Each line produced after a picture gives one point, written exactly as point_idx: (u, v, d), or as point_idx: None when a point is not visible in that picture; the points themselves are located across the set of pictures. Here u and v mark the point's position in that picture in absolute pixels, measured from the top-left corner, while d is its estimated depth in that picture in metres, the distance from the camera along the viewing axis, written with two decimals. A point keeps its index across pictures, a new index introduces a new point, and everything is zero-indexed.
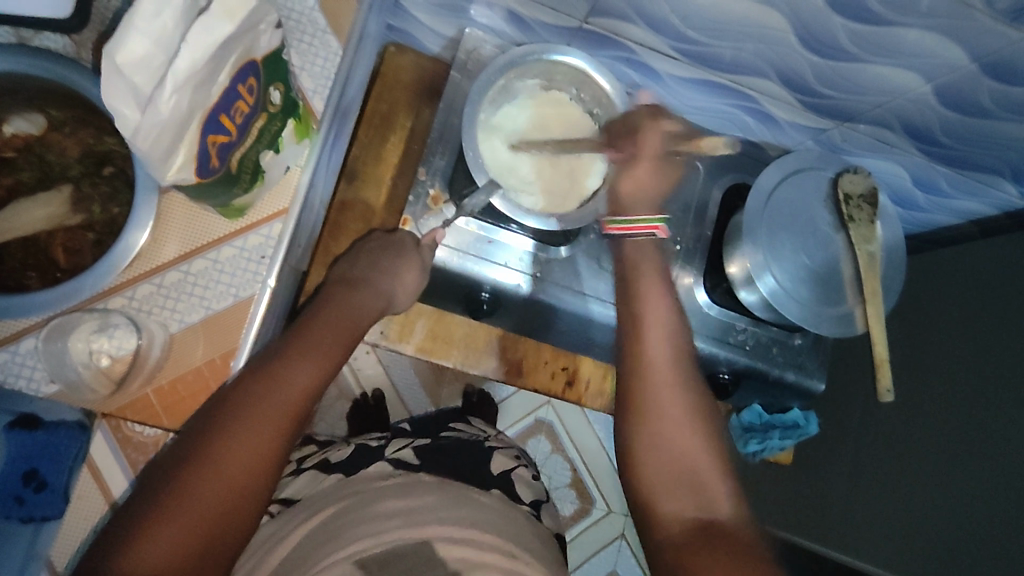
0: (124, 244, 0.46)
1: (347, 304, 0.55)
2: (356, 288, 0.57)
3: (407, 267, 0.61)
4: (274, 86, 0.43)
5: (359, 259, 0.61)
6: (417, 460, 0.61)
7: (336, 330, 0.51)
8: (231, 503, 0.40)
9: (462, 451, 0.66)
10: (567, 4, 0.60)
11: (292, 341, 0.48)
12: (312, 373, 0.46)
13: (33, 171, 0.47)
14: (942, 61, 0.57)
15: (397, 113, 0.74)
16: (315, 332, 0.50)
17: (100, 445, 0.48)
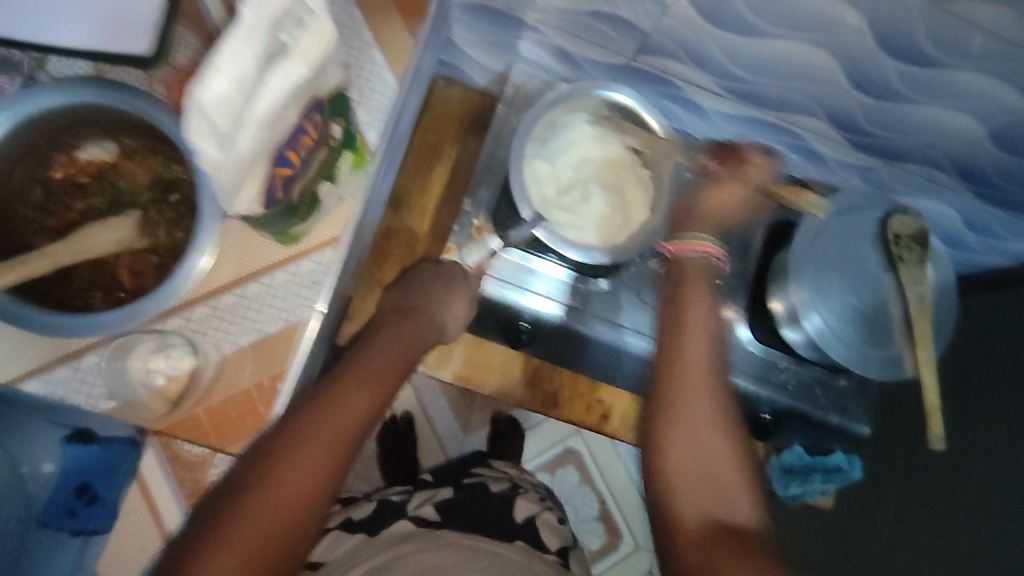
0: (187, 266, 0.48)
1: (399, 338, 0.56)
2: (409, 317, 0.60)
3: (458, 297, 0.64)
4: (334, 120, 0.45)
5: (411, 287, 0.65)
6: (438, 519, 0.61)
7: (387, 362, 0.53)
8: (288, 526, 0.40)
9: (485, 504, 0.65)
10: (615, 42, 0.61)
11: (347, 373, 0.49)
12: (364, 403, 0.48)
13: (104, 197, 0.49)
14: (997, 104, 0.56)
15: (443, 143, 0.75)
16: (369, 365, 0.51)
17: (151, 461, 0.50)
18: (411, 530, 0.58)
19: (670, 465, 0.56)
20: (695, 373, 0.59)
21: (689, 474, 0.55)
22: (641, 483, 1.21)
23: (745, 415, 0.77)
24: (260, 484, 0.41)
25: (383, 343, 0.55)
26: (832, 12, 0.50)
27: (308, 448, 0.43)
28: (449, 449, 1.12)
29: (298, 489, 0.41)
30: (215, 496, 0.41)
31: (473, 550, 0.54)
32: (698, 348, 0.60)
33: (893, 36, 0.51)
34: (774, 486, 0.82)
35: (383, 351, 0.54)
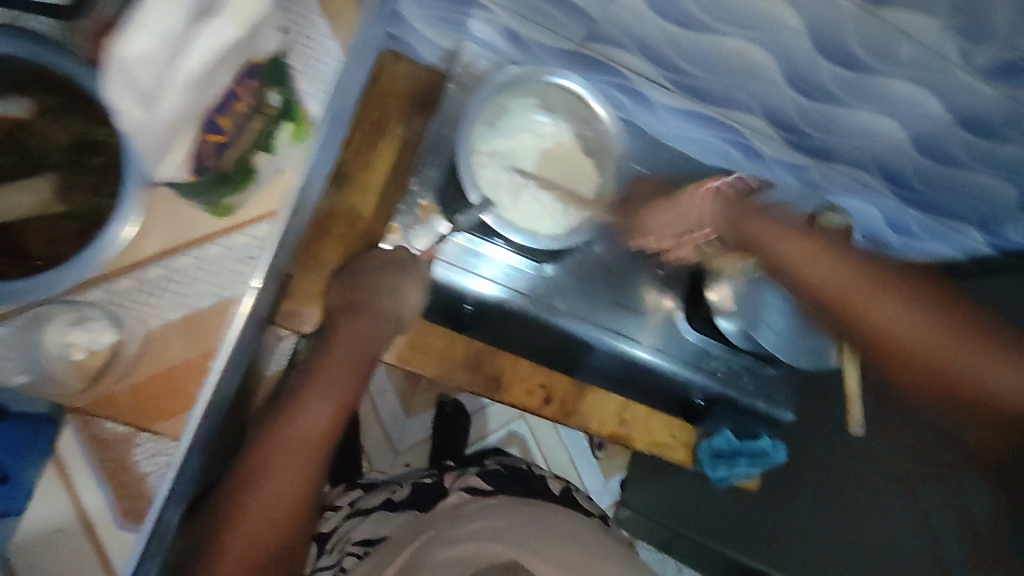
0: (105, 236, 0.44)
1: (353, 342, 0.62)
2: (360, 316, 0.63)
3: (410, 286, 0.64)
4: (273, 88, 0.43)
5: (359, 279, 0.65)
6: (488, 486, 0.70)
7: (348, 356, 0.61)
8: (274, 526, 0.54)
9: (520, 478, 0.74)
10: (566, 28, 0.61)
11: (304, 388, 0.59)
12: (323, 413, 0.58)
13: (16, 158, 0.46)
14: (920, 111, 0.60)
15: (388, 121, 0.74)
16: (326, 377, 0.60)
17: (68, 441, 0.47)
18: (463, 501, 0.66)
19: (891, 331, 0.57)
20: (837, 279, 0.60)
21: (959, 372, 0.56)
22: (580, 466, 1.24)
23: (679, 402, 0.80)
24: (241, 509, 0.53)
25: (341, 348, 0.62)
26: (773, 11, 0.52)
27: (274, 468, 0.54)
28: (390, 432, 1.12)
29: (267, 520, 0.53)
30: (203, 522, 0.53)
31: (525, 510, 0.61)
32: (828, 273, 0.60)
33: (829, 39, 0.53)
34: (704, 469, 0.84)
35: (337, 358, 0.61)
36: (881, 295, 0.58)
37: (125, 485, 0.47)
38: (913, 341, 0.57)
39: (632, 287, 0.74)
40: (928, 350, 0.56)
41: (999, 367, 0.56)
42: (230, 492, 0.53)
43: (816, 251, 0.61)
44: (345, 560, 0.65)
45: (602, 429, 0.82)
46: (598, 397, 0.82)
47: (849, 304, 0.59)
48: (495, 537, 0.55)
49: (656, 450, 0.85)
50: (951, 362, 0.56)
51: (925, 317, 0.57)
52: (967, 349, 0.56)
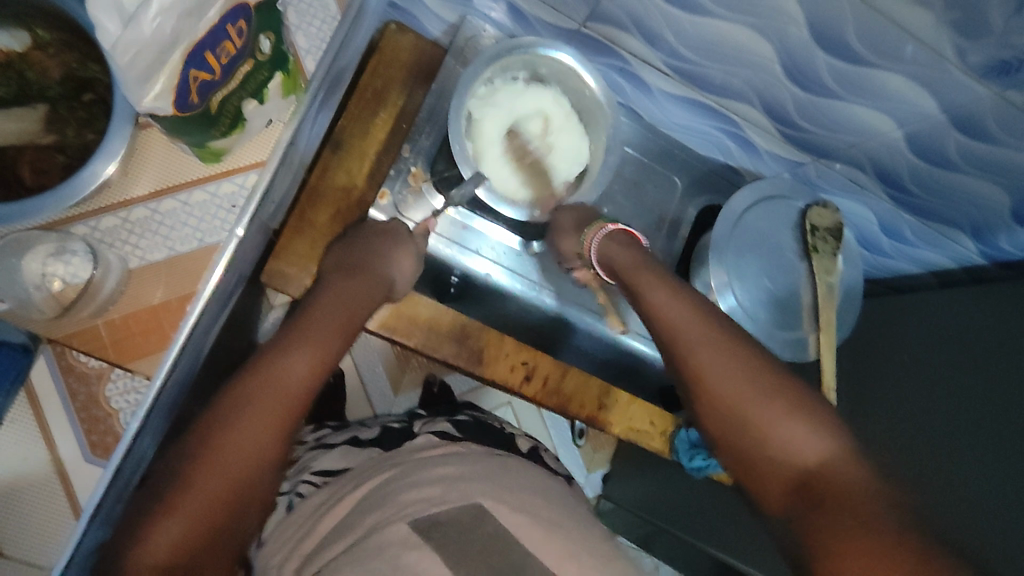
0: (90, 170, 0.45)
1: (344, 299, 0.60)
2: (353, 275, 0.62)
3: (403, 253, 0.64)
4: (264, 34, 0.44)
5: (353, 241, 0.64)
6: (457, 434, 0.69)
7: (337, 310, 0.59)
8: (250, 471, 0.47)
9: (489, 429, 0.74)
10: (568, 5, 0.61)
11: (291, 336, 0.55)
12: (311, 361, 0.54)
13: (10, 87, 0.46)
14: (914, 108, 0.60)
15: (390, 90, 0.73)
16: (312, 327, 0.56)
17: (41, 366, 0.50)
18: (431, 442, 0.64)
19: (714, 388, 0.55)
20: (685, 328, 0.58)
21: (720, 421, 0.55)
22: (564, 457, 1.24)
23: (660, 390, 0.81)
24: (212, 449, 0.46)
25: (329, 304, 0.59)
26: None
27: (256, 409, 0.49)
28: (376, 408, 1.13)
29: (245, 462, 0.47)
30: (160, 473, 0.46)
31: (495, 460, 0.59)
32: (682, 313, 0.59)
33: (825, 27, 0.53)
34: (680, 458, 0.84)
35: (324, 316, 0.58)
36: (721, 350, 0.56)
37: (94, 417, 0.50)
38: (750, 406, 0.53)
39: None
40: (732, 394, 0.54)
41: (806, 432, 0.51)
42: (199, 432, 0.47)
43: (639, 264, 0.64)
44: (299, 488, 0.63)
45: (582, 412, 0.82)
46: (580, 378, 0.81)
47: (732, 400, 0.54)
48: (462, 486, 0.52)
49: (633, 436, 0.85)
50: (758, 414, 0.53)
51: (752, 377, 0.54)
52: (782, 416, 0.52)
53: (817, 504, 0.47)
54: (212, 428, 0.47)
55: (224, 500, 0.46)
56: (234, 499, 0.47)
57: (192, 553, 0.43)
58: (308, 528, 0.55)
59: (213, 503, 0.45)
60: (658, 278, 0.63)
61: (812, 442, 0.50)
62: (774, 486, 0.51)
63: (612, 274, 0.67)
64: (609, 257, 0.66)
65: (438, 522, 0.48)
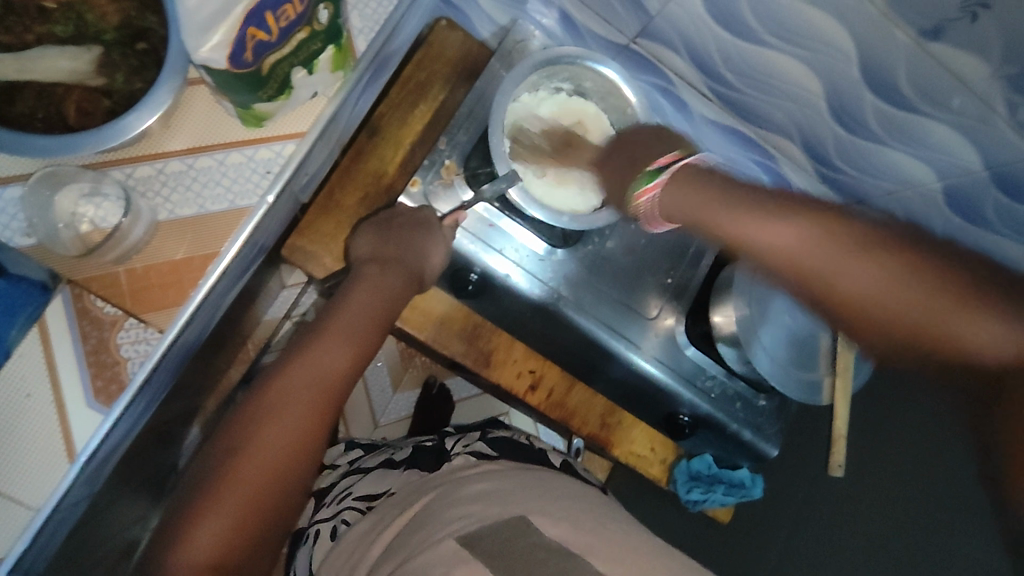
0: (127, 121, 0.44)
1: (373, 295, 0.60)
2: (387, 270, 0.62)
3: (435, 248, 0.64)
4: (323, 5, 0.44)
5: (389, 237, 0.64)
6: (493, 452, 0.71)
7: (369, 303, 0.59)
8: (288, 467, 0.48)
9: (517, 446, 0.75)
10: (620, 18, 0.62)
11: (325, 331, 0.55)
12: (342, 357, 0.54)
13: (68, 27, 0.46)
14: (957, 161, 0.59)
15: (432, 84, 0.74)
16: (346, 321, 0.56)
17: (56, 309, 0.48)
18: (470, 463, 0.67)
19: (853, 288, 0.46)
20: (810, 258, 0.48)
21: (893, 341, 0.46)
22: None
23: (664, 417, 0.79)
24: (246, 449, 0.47)
25: (363, 299, 0.59)
26: (827, 31, 0.52)
27: (285, 409, 0.49)
28: (375, 402, 1.12)
29: (281, 459, 0.48)
30: (202, 473, 0.48)
31: (534, 475, 0.61)
32: (786, 236, 0.49)
33: (877, 69, 0.53)
34: (677, 489, 0.84)
35: (360, 308, 0.58)
36: (859, 254, 0.46)
37: (102, 364, 0.48)
38: (877, 296, 0.45)
39: (640, 290, 0.74)
40: (903, 312, 0.44)
41: (990, 323, 0.42)
42: (239, 430, 0.48)
43: (718, 198, 0.55)
44: (345, 514, 0.66)
45: (582, 429, 0.81)
46: (585, 395, 0.82)
47: (850, 300, 0.47)
48: (500, 501, 0.53)
49: (632, 461, 0.84)
50: (934, 316, 0.44)
51: (896, 263, 0.45)
52: (960, 311, 0.43)
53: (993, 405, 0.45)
54: (251, 427, 0.48)
55: (260, 498, 0.47)
56: (270, 498, 0.47)
57: (232, 548, 0.45)
58: (356, 559, 0.56)
59: (249, 501, 0.46)
60: (744, 201, 0.53)
61: (956, 319, 0.43)
62: (949, 366, 0.45)
63: (669, 221, 0.60)
64: (680, 203, 0.58)
65: (479, 535, 0.48)
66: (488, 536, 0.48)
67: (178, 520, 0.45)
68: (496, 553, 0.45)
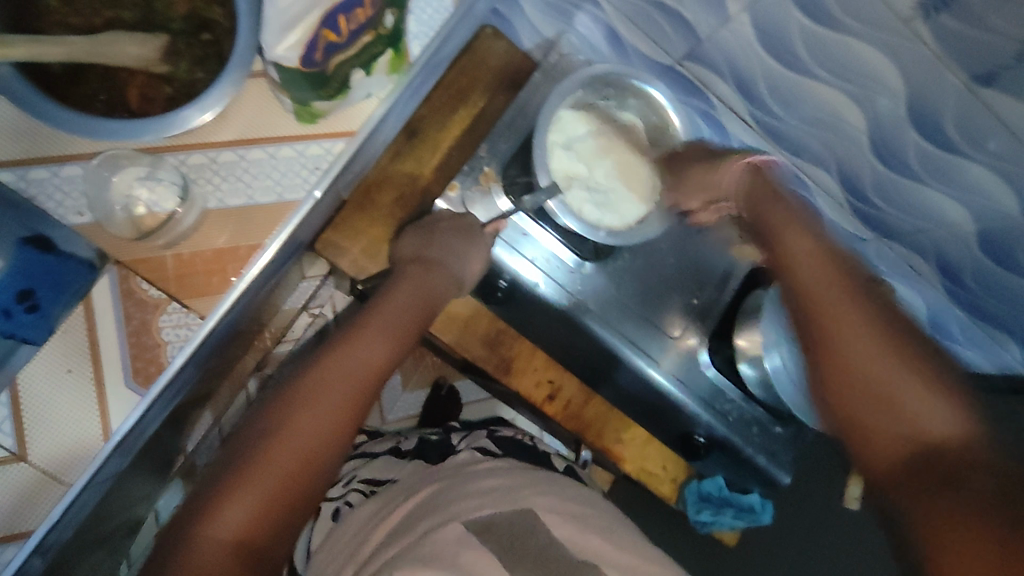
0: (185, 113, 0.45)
1: (414, 297, 0.60)
2: (428, 271, 0.63)
3: (475, 256, 0.65)
4: (390, 10, 0.45)
5: (432, 239, 0.65)
6: (499, 450, 0.71)
7: (408, 302, 0.59)
8: (323, 453, 0.48)
9: (522, 445, 0.75)
10: (668, 40, 0.63)
11: (366, 324, 0.55)
12: (381, 351, 0.54)
13: (135, 14, 0.47)
14: (995, 205, 0.59)
15: (473, 90, 0.74)
16: (384, 316, 0.57)
17: (103, 288, 0.50)
18: (475, 458, 0.67)
19: (851, 347, 0.48)
20: (827, 293, 0.51)
21: (855, 397, 0.47)
22: None
23: (679, 436, 0.80)
24: (282, 430, 0.47)
25: (404, 297, 0.60)
26: (878, 68, 0.52)
27: (323, 395, 0.49)
28: (384, 399, 1.13)
29: (315, 443, 0.47)
30: (235, 449, 0.47)
31: (539, 474, 0.61)
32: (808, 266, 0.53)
33: (924, 108, 0.54)
34: (687, 508, 0.84)
35: (400, 306, 0.58)
36: (857, 314, 0.49)
37: (143, 345, 0.51)
38: (846, 324, 0.49)
39: (664, 308, 0.74)
40: (874, 373, 0.46)
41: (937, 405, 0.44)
42: (277, 411, 0.48)
43: (776, 200, 0.58)
44: (351, 496, 0.67)
45: (598, 441, 0.82)
46: (602, 408, 0.82)
47: (826, 315, 0.50)
48: (507, 496, 0.54)
49: (644, 477, 0.84)
50: (893, 385, 0.45)
51: (895, 343, 0.47)
52: (919, 390, 0.45)
53: (914, 489, 0.42)
54: (290, 408, 0.48)
55: (292, 480, 0.46)
56: (302, 481, 0.46)
57: (263, 526, 0.44)
58: (359, 542, 0.56)
59: (281, 481, 0.45)
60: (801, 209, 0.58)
61: (908, 410, 0.44)
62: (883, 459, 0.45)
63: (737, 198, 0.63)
64: (748, 187, 0.61)
65: (490, 525, 0.49)
66: (497, 525, 0.49)
67: (208, 493, 0.44)
68: (507, 544, 0.47)
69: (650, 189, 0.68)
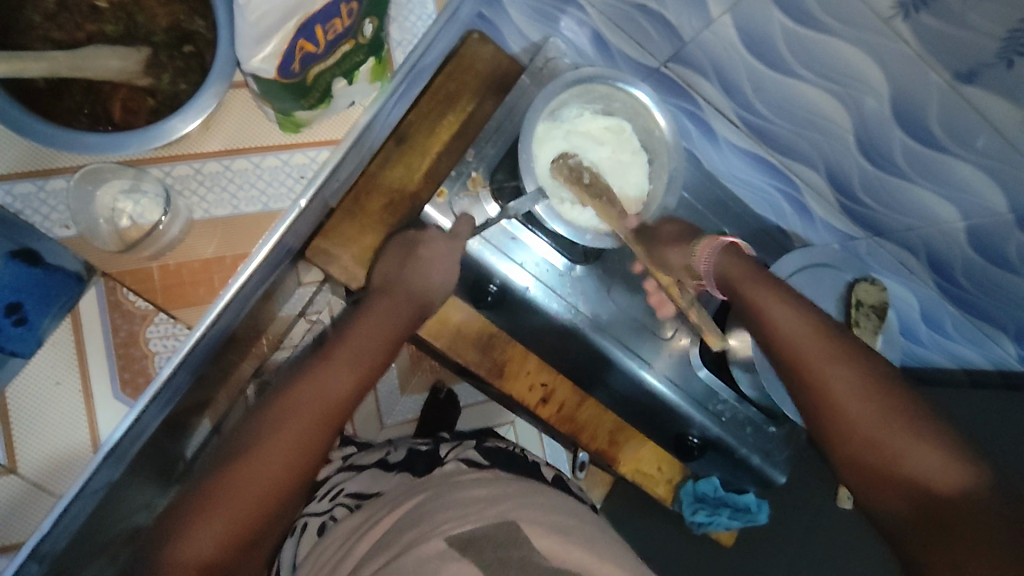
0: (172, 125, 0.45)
1: (380, 326, 0.61)
2: (393, 300, 0.64)
3: (439, 274, 0.65)
4: (369, 19, 0.45)
5: (396, 268, 0.66)
6: (486, 462, 0.71)
7: (373, 332, 0.61)
8: (282, 484, 0.49)
9: (510, 457, 0.76)
10: (653, 42, 0.63)
11: (330, 358, 0.57)
12: (345, 382, 0.56)
13: (118, 27, 0.48)
14: (982, 202, 0.59)
15: (462, 95, 0.75)
16: (347, 349, 0.58)
17: (90, 300, 0.50)
18: (461, 469, 0.67)
19: (839, 393, 0.52)
20: (811, 350, 0.55)
21: (846, 451, 0.51)
22: None
23: (672, 437, 0.80)
24: (243, 461, 0.48)
25: (369, 327, 0.61)
26: (860, 67, 0.52)
27: (286, 427, 0.51)
28: (382, 404, 1.13)
29: (274, 474, 0.48)
30: (201, 477, 0.48)
31: (523, 484, 0.61)
32: (793, 323, 0.57)
33: (908, 107, 0.54)
34: (682, 509, 0.85)
35: (366, 336, 0.60)
36: (844, 361, 0.53)
37: (131, 357, 0.50)
38: (828, 376, 0.53)
39: (655, 311, 0.74)
40: (862, 420, 0.50)
41: (929, 452, 0.46)
42: (239, 443, 0.49)
43: (757, 282, 0.61)
44: (335, 511, 0.67)
45: (591, 444, 0.82)
46: (595, 411, 0.82)
47: (810, 367, 0.54)
48: (493, 506, 0.54)
49: (638, 477, 0.85)
50: (879, 432, 0.49)
51: (878, 389, 0.51)
52: (902, 429, 0.48)
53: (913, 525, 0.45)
54: (251, 440, 0.49)
55: (252, 511, 0.47)
56: (261, 513, 0.47)
57: (221, 557, 0.45)
58: (341, 553, 0.57)
59: (241, 513, 0.46)
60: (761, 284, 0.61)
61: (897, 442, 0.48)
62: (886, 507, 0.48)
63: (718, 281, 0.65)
64: (726, 269, 0.63)
65: (473, 538, 0.49)
66: (480, 538, 0.49)
67: (167, 526, 0.45)
68: (488, 559, 0.47)
69: (638, 190, 0.68)
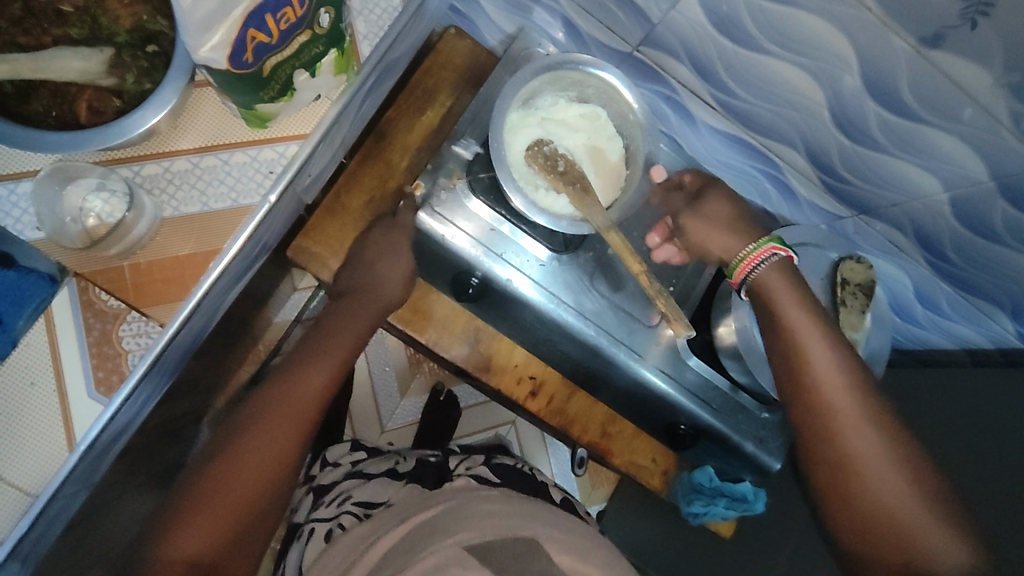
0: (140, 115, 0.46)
1: (349, 323, 0.65)
2: (359, 297, 0.66)
3: (399, 270, 0.68)
4: (325, 9, 0.45)
5: (359, 266, 0.69)
6: (495, 480, 0.71)
7: (343, 329, 0.64)
8: (270, 477, 0.52)
9: (517, 474, 0.76)
10: (623, 27, 0.63)
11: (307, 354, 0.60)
12: (322, 376, 0.59)
13: (83, 30, 0.48)
14: (964, 172, 0.58)
15: (440, 90, 0.75)
16: (322, 344, 0.62)
17: (64, 301, 0.50)
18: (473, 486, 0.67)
19: (860, 449, 0.56)
20: (841, 402, 0.58)
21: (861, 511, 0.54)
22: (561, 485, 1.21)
23: (665, 427, 0.79)
24: (231, 457, 0.51)
25: (342, 324, 0.64)
26: (825, 39, 0.52)
27: (270, 423, 0.53)
28: (381, 407, 1.13)
29: (262, 468, 0.51)
30: (186, 478, 0.51)
31: (531, 501, 0.60)
32: (829, 370, 0.59)
33: (878, 77, 0.53)
34: (679, 500, 0.85)
35: (337, 338, 0.63)
36: (874, 425, 0.57)
37: (104, 355, 0.50)
38: (857, 436, 0.56)
39: (642, 299, 0.72)
40: (884, 483, 0.54)
41: (935, 528, 0.52)
42: (225, 441, 0.52)
43: (791, 297, 0.62)
44: (342, 519, 0.67)
45: (583, 436, 0.82)
46: (584, 404, 0.82)
47: (847, 423, 0.57)
48: (511, 519, 0.54)
49: (633, 469, 0.84)
50: (887, 494, 0.54)
51: (899, 456, 0.55)
52: (911, 498, 0.53)
53: None
54: (238, 437, 0.52)
55: (242, 505, 0.50)
56: (252, 507, 0.50)
57: (216, 552, 0.48)
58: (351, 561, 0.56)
59: (233, 508, 0.49)
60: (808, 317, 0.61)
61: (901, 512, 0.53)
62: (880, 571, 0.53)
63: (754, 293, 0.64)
64: (766, 280, 0.63)
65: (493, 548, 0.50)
66: (504, 549, 0.50)
67: (162, 524, 0.48)
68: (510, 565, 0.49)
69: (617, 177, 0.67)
